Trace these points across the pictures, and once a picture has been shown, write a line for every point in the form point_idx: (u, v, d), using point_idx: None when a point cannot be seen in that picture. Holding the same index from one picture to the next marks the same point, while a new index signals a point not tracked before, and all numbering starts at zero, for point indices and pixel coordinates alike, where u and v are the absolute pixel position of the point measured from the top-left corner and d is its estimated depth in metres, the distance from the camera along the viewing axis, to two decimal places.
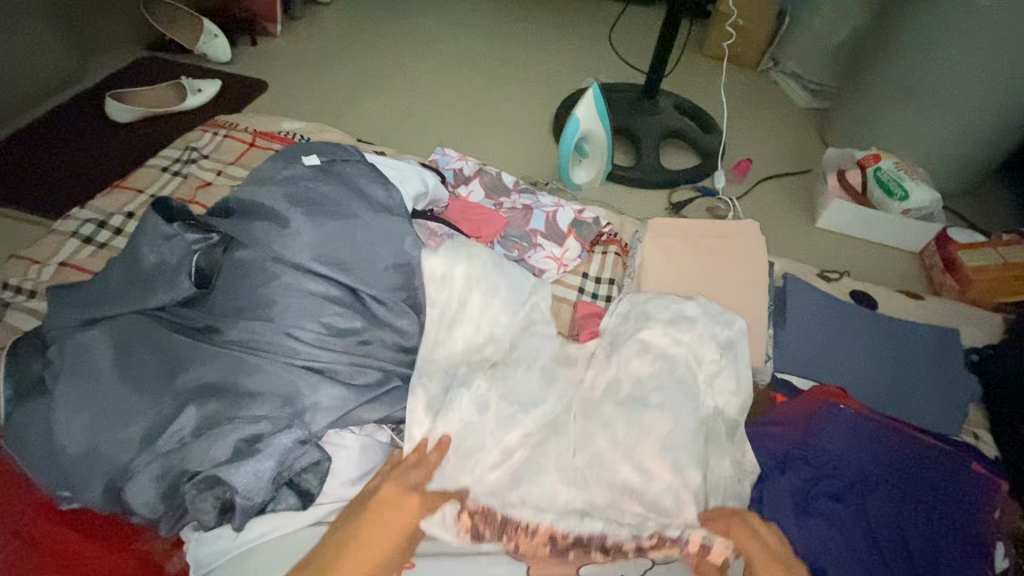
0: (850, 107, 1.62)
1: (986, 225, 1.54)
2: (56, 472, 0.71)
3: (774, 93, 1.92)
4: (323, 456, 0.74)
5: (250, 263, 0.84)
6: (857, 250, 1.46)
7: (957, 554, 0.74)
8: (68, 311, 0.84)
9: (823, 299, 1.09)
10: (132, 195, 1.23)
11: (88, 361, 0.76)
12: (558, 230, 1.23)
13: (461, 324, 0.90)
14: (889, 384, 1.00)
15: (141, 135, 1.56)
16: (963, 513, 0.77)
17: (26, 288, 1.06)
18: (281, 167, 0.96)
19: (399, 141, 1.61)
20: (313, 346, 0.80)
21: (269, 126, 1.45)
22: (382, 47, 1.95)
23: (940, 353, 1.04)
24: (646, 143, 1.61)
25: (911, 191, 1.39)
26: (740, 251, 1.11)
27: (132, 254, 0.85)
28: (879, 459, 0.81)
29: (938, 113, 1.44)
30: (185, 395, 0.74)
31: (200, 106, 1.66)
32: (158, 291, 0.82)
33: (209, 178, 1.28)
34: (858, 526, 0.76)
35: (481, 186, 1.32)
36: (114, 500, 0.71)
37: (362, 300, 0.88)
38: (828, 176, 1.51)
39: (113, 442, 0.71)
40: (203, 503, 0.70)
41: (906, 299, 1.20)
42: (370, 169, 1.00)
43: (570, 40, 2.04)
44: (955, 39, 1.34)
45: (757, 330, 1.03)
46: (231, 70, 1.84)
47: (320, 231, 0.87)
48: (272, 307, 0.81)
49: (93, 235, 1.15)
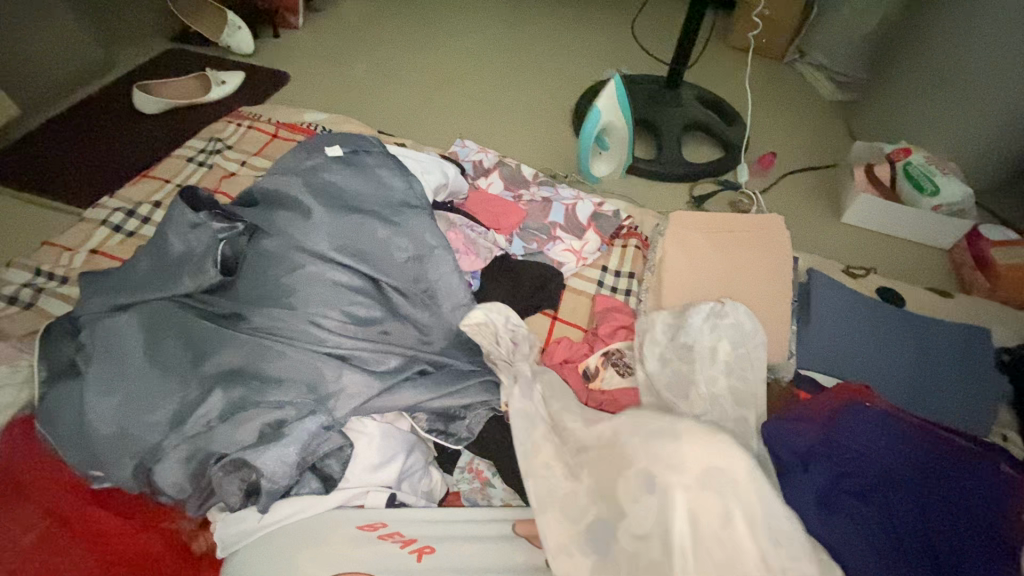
0: (881, 101, 1.58)
1: (1020, 221, 1.50)
2: (87, 452, 0.73)
3: (799, 86, 1.88)
4: (345, 442, 0.76)
5: (273, 252, 0.85)
6: (884, 246, 1.43)
7: (988, 553, 0.71)
8: (100, 298, 0.86)
9: (848, 296, 1.07)
10: (158, 185, 1.26)
11: (119, 346, 0.78)
12: (577, 223, 1.22)
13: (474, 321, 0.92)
14: (917, 382, 0.98)
15: (167, 126, 1.59)
16: (995, 513, 0.74)
17: (58, 274, 1.09)
18: (303, 158, 0.98)
19: (419, 132, 1.62)
20: (335, 333, 0.81)
21: (291, 117, 1.46)
22: (402, 38, 1.96)
23: (969, 352, 1.01)
24: (668, 135, 1.59)
25: (941, 186, 1.34)
26: (764, 246, 1.10)
27: (160, 242, 0.88)
28: (906, 458, 0.79)
29: (974, 106, 1.39)
30: (211, 380, 0.75)
31: (224, 98, 1.68)
32: (185, 278, 0.83)
33: (233, 168, 1.30)
34: (883, 525, 0.75)
35: (500, 178, 1.32)
36: (143, 480, 0.73)
37: (382, 290, 0.89)
38: (855, 171, 1.47)
39: (143, 425, 0.72)
40: (230, 486, 0.71)
41: (935, 297, 1.17)
42: (390, 160, 1.00)
43: (591, 31, 2.02)
44: (991, 30, 1.30)
45: (780, 325, 1.01)
46: (253, 62, 1.86)
47: (341, 222, 0.88)
48: (294, 296, 0.82)
49: (122, 223, 1.17)
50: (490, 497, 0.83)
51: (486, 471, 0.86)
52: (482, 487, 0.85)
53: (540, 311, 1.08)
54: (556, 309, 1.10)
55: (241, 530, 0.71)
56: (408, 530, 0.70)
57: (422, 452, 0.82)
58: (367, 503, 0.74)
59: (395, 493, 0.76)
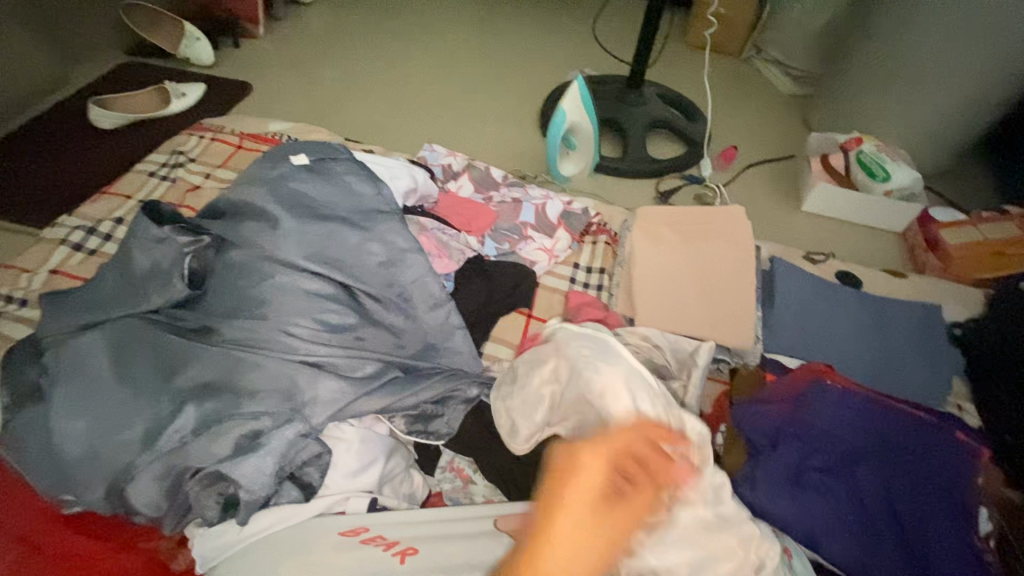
0: (834, 93, 1.65)
1: (966, 203, 1.58)
2: (57, 476, 0.72)
3: (756, 81, 1.95)
4: (323, 449, 0.75)
5: (242, 263, 0.84)
6: (842, 232, 1.48)
7: (946, 518, 0.75)
8: (63, 319, 0.84)
9: (809, 281, 1.12)
10: (120, 201, 1.23)
11: (85, 365, 0.76)
12: (548, 222, 1.24)
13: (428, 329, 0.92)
14: (876, 359, 1.02)
15: (126, 141, 1.55)
16: (952, 479, 0.79)
17: (17, 296, 1.05)
18: (269, 166, 0.97)
19: (387, 138, 1.62)
20: (309, 342, 0.81)
21: (255, 128, 1.45)
22: (366, 45, 1.96)
23: (923, 328, 1.06)
24: (632, 132, 1.62)
25: (892, 172, 1.40)
26: (729, 236, 1.13)
27: (124, 258, 0.86)
28: (867, 431, 0.83)
29: (918, 95, 1.47)
30: (183, 394, 0.74)
31: (186, 110, 1.65)
32: (151, 295, 0.82)
33: (197, 181, 1.28)
34: (848, 497, 0.78)
35: (469, 181, 1.33)
36: (116, 501, 0.72)
37: (355, 296, 0.89)
38: (811, 161, 1.54)
39: (114, 444, 0.71)
40: (207, 500, 0.71)
41: (890, 278, 1.23)
42: (357, 166, 1.00)
43: (554, 33, 2.05)
44: (929, 23, 1.37)
45: (746, 312, 1.05)
46: (215, 73, 1.83)
47: (309, 231, 0.88)
48: (266, 306, 0.81)
49: (83, 242, 1.14)
50: (472, 494, 0.84)
51: (467, 468, 0.86)
52: (464, 485, 0.85)
53: (517, 310, 1.10)
54: (531, 307, 1.11)
55: (220, 544, 0.70)
56: (389, 533, 0.70)
57: (403, 455, 0.83)
58: (348, 509, 0.75)
59: (376, 497, 0.77)
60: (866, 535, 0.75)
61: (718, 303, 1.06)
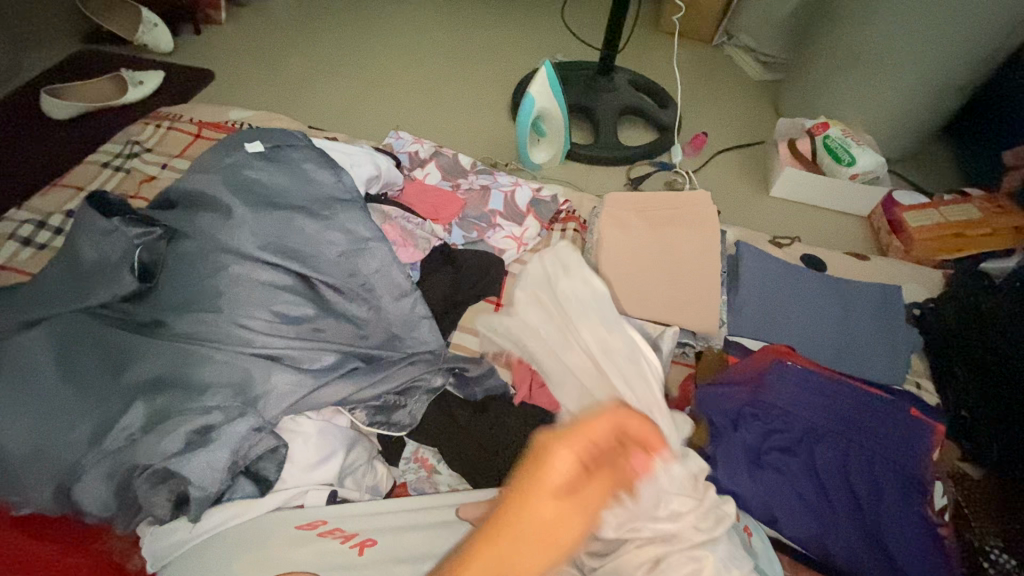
0: (802, 78, 1.66)
1: (929, 186, 1.61)
2: (1, 478, 0.69)
3: (727, 67, 1.95)
4: (279, 443, 0.73)
5: (194, 254, 0.82)
6: (809, 216, 1.50)
7: (897, 491, 0.78)
8: (5, 315, 0.81)
9: (774, 264, 1.13)
10: (72, 193, 1.19)
11: (27, 363, 0.73)
12: (517, 210, 1.23)
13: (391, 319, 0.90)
14: (838, 340, 1.04)
15: (80, 131, 1.49)
16: (904, 454, 0.81)
17: None
18: (223, 154, 0.94)
19: (355, 127, 1.59)
20: (265, 334, 0.79)
21: (216, 116, 1.40)
22: (333, 31, 1.91)
23: (884, 309, 1.08)
24: (603, 119, 1.61)
25: (857, 156, 1.41)
26: (695, 221, 1.14)
27: (71, 251, 0.83)
28: (825, 411, 0.84)
29: (882, 80, 1.48)
30: (132, 391, 0.72)
31: (144, 99, 1.60)
32: (99, 289, 0.79)
33: (153, 172, 1.23)
34: (807, 476, 0.79)
35: (437, 169, 1.31)
36: (63, 502, 0.69)
37: (314, 287, 0.87)
38: (780, 146, 1.56)
39: (59, 443, 0.69)
40: (157, 497, 0.68)
41: (853, 261, 1.25)
42: (317, 153, 0.98)
43: (526, 19, 2.02)
44: (892, 8, 1.38)
45: (712, 296, 1.05)
46: (174, 60, 1.77)
47: (265, 221, 0.86)
48: (220, 298, 0.79)
49: (31, 236, 1.10)
50: (437, 484, 0.84)
51: (431, 459, 0.86)
52: (429, 476, 0.85)
53: (484, 299, 1.09)
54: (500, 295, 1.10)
55: (172, 542, 0.69)
56: (348, 525, 0.69)
57: (365, 447, 0.81)
58: (306, 502, 0.74)
59: (336, 490, 0.76)
60: (822, 511, 0.77)
61: (685, 287, 1.06)
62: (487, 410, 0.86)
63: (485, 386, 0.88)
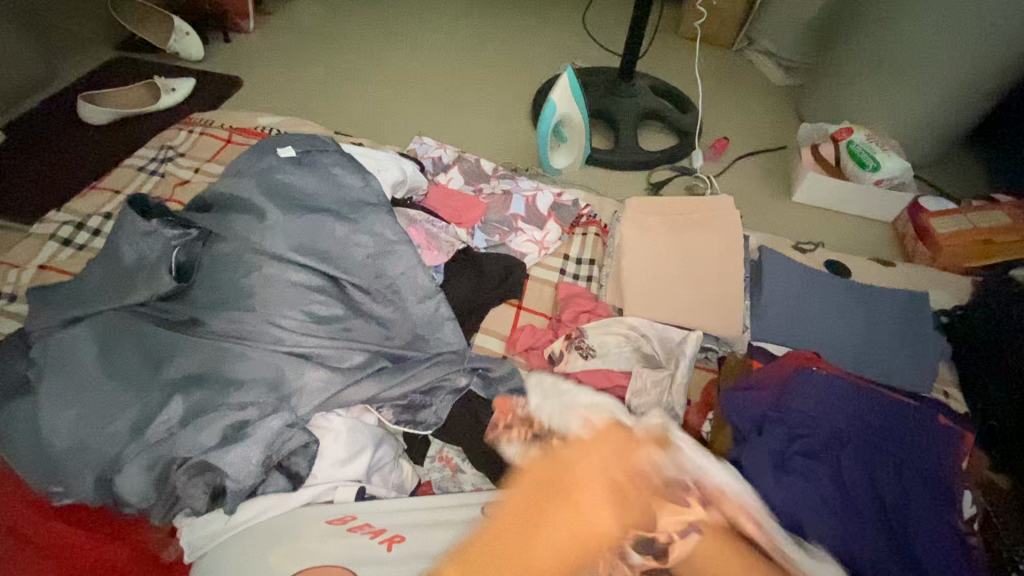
0: (824, 84, 1.65)
1: (956, 192, 1.58)
2: (46, 468, 0.72)
3: (748, 72, 1.95)
4: (311, 439, 0.76)
5: (231, 255, 0.85)
6: (833, 222, 1.49)
7: (927, 500, 0.76)
8: (51, 312, 0.84)
9: (797, 270, 1.13)
10: (109, 196, 1.23)
11: (72, 358, 0.76)
12: (538, 214, 1.24)
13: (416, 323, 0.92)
14: (863, 347, 1.03)
15: (116, 136, 1.54)
16: (933, 462, 0.80)
17: (6, 291, 1.05)
18: (257, 159, 0.97)
19: (378, 132, 1.62)
20: (296, 333, 0.82)
21: (245, 121, 1.44)
22: (357, 38, 1.95)
23: (910, 316, 1.07)
24: (624, 124, 1.62)
25: (882, 162, 1.41)
26: (718, 225, 1.14)
27: (112, 252, 0.86)
28: (849, 416, 0.84)
29: (907, 85, 1.47)
30: (171, 386, 0.75)
31: (176, 105, 1.65)
32: (139, 287, 0.82)
33: (186, 176, 1.27)
34: (833, 481, 0.78)
35: (460, 173, 1.33)
36: (105, 492, 0.72)
37: (344, 289, 0.89)
38: (803, 152, 1.53)
39: (103, 435, 0.72)
40: (195, 490, 0.71)
41: (879, 267, 1.24)
42: (346, 158, 1.00)
43: (547, 25, 2.04)
44: (918, 12, 1.37)
45: (734, 301, 1.05)
46: (204, 67, 1.82)
47: (297, 223, 0.89)
48: (254, 298, 0.82)
49: (71, 237, 1.14)
50: (460, 483, 0.86)
51: (456, 458, 0.88)
52: (452, 474, 0.87)
53: (506, 301, 1.10)
54: (521, 298, 1.11)
55: (209, 533, 0.71)
56: (377, 520, 0.71)
57: (391, 446, 0.82)
58: (336, 497, 0.75)
59: (364, 487, 0.77)
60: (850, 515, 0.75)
61: (706, 292, 1.07)
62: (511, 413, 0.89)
63: (508, 387, 0.90)
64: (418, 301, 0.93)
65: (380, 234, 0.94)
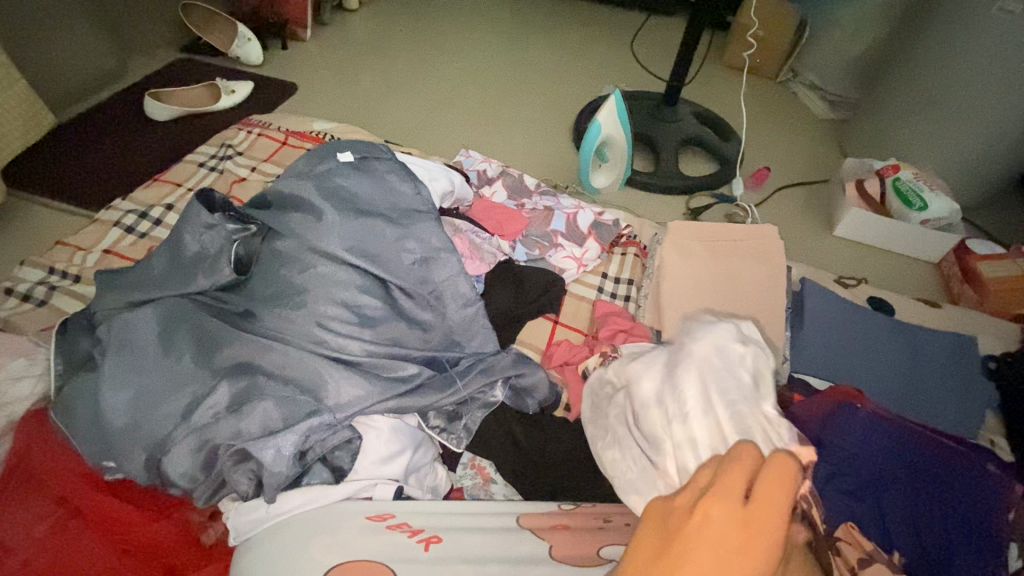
0: (870, 120, 1.64)
1: (1004, 236, 1.55)
2: (102, 443, 0.76)
3: (791, 103, 1.95)
4: (354, 435, 0.79)
5: (287, 252, 0.88)
6: (877, 259, 1.47)
7: (974, 549, 0.74)
8: (116, 295, 0.89)
9: (839, 304, 1.12)
10: (171, 188, 1.29)
11: (133, 338, 0.80)
12: (578, 231, 1.26)
13: (455, 334, 0.95)
14: (905, 387, 1.01)
15: (178, 132, 1.62)
16: (982, 509, 0.77)
17: (72, 272, 1.10)
18: (316, 162, 1.01)
19: (424, 143, 1.66)
20: (341, 334, 0.84)
21: (301, 126, 1.50)
22: (407, 51, 2.02)
23: (956, 359, 1.05)
24: (665, 148, 1.63)
25: (929, 202, 1.38)
26: (759, 254, 1.14)
27: (175, 241, 0.90)
28: (895, 457, 0.82)
29: (957, 125, 1.45)
30: (222, 372, 0.78)
31: (234, 106, 1.72)
32: (200, 276, 0.86)
33: (243, 173, 1.33)
34: (872, 519, 0.77)
35: (503, 187, 1.36)
36: (153, 472, 0.75)
37: (390, 292, 0.92)
38: (846, 186, 1.53)
39: (156, 416, 0.75)
40: (239, 476, 0.74)
41: (923, 307, 1.21)
42: (400, 166, 1.04)
43: (593, 48, 2.08)
44: (972, 54, 1.36)
45: (774, 332, 1.05)
46: (262, 72, 1.91)
47: (351, 225, 0.92)
48: (305, 295, 0.85)
49: (135, 225, 1.20)
50: (491, 492, 0.87)
51: (488, 467, 0.89)
52: (484, 483, 0.88)
53: (543, 315, 1.12)
54: (558, 313, 1.13)
55: (254, 518, 0.74)
56: (415, 521, 0.72)
57: (428, 448, 0.85)
58: (374, 495, 0.77)
59: (402, 486, 0.79)
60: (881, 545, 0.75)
61: (747, 320, 1.06)
62: (543, 425, 0.91)
63: (538, 398, 0.94)
64: (457, 310, 0.95)
65: (429, 242, 0.97)
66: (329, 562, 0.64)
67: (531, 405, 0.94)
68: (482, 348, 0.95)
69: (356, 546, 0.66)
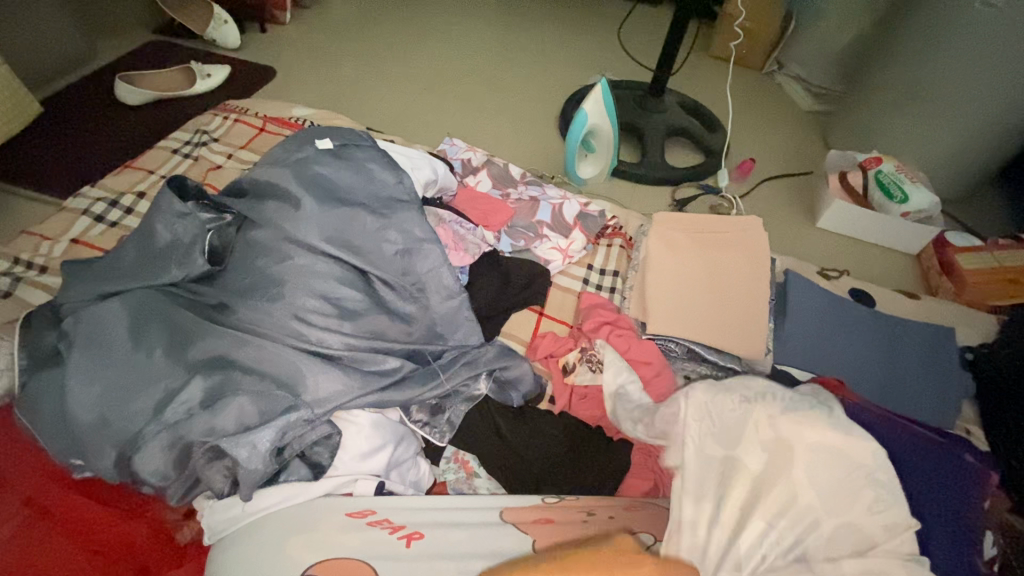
0: (853, 112, 1.64)
1: (981, 228, 1.57)
2: (69, 440, 0.73)
3: (777, 95, 1.95)
4: (333, 430, 0.78)
5: (263, 242, 0.85)
6: (858, 251, 1.48)
7: (950, 535, 0.73)
8: (83, 286, 0.86)
9: (822, 297, 1.12)
10: (142, 176, 1.24)
11: (101, 332, 0.77)
12: (564, 222, 1.24)
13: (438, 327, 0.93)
14: (884, 379, 1.02)
15: (151, 117, 1.57)
16: (959, 500, 0.78)
17: (38, 263, 1.06)
18: (294, 149, 0.98)
19: (407, 131, 1.63)
20: (320, 327, 0.82)
21: (280, 111, 1.46)
22: (390, 37, 1.97)
23: (935, 351, 1.06)
24: (651, 138, 1.62)
25: (910, 194, 1.39)
26: (743, 246, 1.14)
27: (145, 231, 0.87)
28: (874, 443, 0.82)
29: (939, 119, 1.46)
30: (195, 366, 0.76)
31: (210, 91, 1.67)
32: (172, 267, 0.83)
33: (219, 161, 1.29)
34: None
35: (488, 177, 1.33)
36: (124, 470, 0.72)
37: (372, 284, 0.89)
38: (828, 177, 1.54)
39: (125, 413, 0.72)
40: (214, 474, 0.72)
41: (903, 299, 1.23)
42: (381, 154, 1.01)
43: (580, 36, 2.06)
44: (956, 48, 1.36)
45: (758, 324, 1.05)
46: (240, 56, 1.85)
47: (330, 214, 0.89)
48: (282, 287, 0.82)
49: (104, 214, 1.16)
50: (475, 486, 0.86)
51: (471, 461, 0.89)
52: (468, 477, 0.87)
53: (528, 307, 1.10)
54: (543, 305, 1.12)
55: (228, 517, 0.73)
56: (396, 518, 0.70)
57: (410, 442, 0.84)
58: (355, 491, 0.76)
59: (383, 481, 0.78)
60: None
61: (730, 313, 1.06)
62: (528, 420, 0.90)
63: (522, 391, 0.94)
64: (439, 302, 0.93)
65: (410, 233, 0.94)
66: (307, 561, 0.62)
67: (515, 398, 0.93)
68: (463, 343, 0.93)
69: (339, 546, 0.64)
